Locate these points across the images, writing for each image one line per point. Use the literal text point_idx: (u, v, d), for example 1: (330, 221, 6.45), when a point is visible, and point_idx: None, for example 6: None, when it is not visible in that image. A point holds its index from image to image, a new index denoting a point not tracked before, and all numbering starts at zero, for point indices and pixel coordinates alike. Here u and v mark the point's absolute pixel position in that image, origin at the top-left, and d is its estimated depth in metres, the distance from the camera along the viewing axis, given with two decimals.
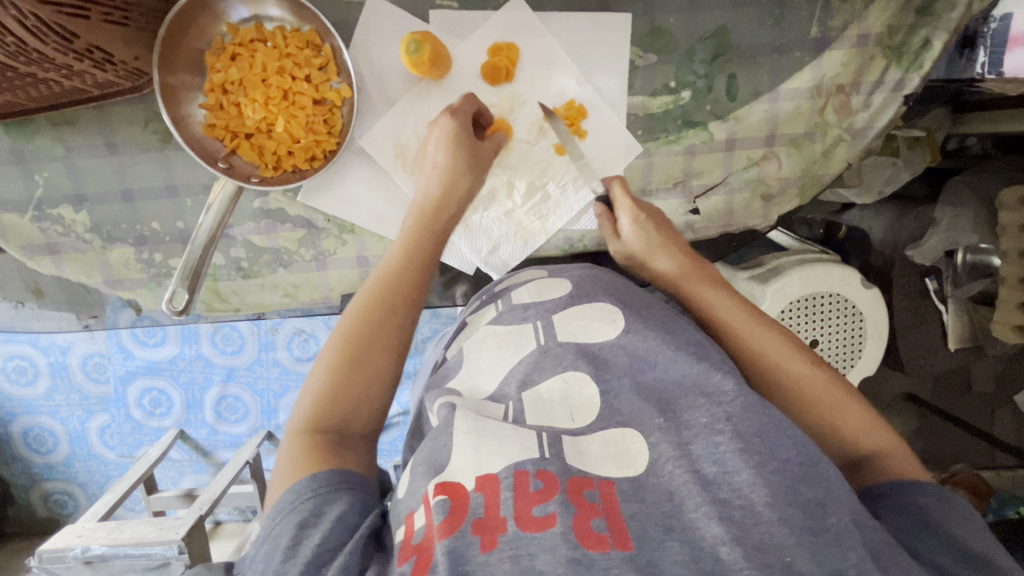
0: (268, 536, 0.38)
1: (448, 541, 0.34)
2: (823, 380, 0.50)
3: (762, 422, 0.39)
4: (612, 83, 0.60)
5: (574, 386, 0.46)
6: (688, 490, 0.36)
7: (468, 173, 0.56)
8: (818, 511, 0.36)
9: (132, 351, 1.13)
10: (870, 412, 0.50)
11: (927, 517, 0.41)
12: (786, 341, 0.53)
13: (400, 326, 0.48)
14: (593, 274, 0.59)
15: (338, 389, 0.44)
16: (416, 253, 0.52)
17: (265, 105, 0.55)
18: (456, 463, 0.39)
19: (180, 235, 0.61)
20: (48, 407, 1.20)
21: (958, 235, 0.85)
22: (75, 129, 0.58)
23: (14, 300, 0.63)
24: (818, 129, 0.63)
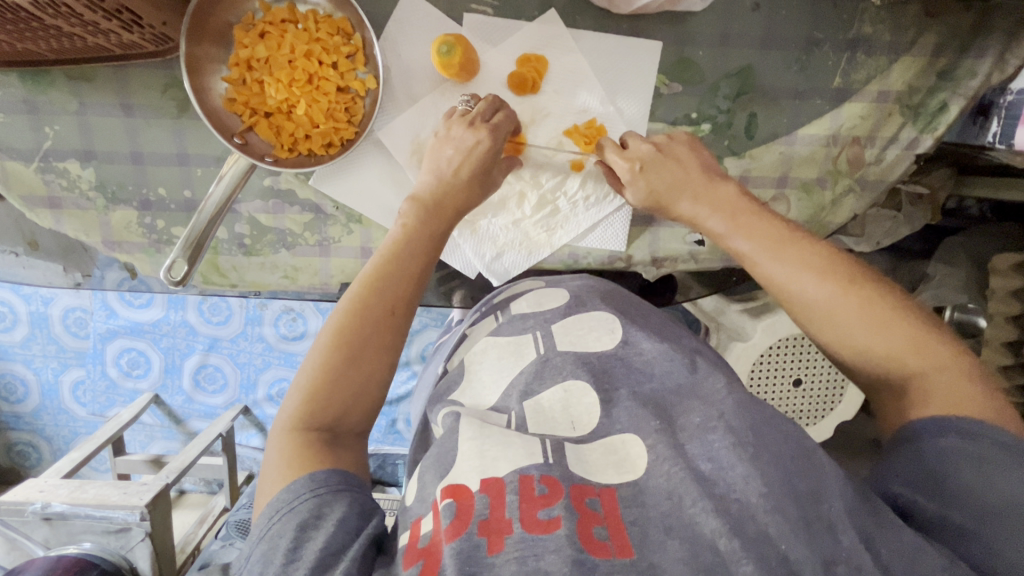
0: (265, 535, 0.37)
1: (455, 543, 0.34)
2: (856, 305, 0.46)
3: (754, 419, 0.40)
4: (634, 107, 0.61)
5: (575, 396, 0.47)
6: (686, 488, 0.37)
7: (478, 181, 0.57)
8: (812, 502, 0.36)
9: (117, 311, 1.12)
10: (919, 328, 0.45)
11: (944, 465, 0.39)
12: (819, 265, 0.48)
13: (396, 327, 0.47)
14: (591, 283, 0.59)
15: (329, 387, 0.43)
16: (419, 244, 0.52)
17: (288, 87, 0.55)
18: (460, 466, 0.40)
19: (186, 204, 0.61)
20: (23, 356, 1.18)
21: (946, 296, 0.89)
22: (92, 85, 0.57)
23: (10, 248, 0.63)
24: (830, 177, 0.64)
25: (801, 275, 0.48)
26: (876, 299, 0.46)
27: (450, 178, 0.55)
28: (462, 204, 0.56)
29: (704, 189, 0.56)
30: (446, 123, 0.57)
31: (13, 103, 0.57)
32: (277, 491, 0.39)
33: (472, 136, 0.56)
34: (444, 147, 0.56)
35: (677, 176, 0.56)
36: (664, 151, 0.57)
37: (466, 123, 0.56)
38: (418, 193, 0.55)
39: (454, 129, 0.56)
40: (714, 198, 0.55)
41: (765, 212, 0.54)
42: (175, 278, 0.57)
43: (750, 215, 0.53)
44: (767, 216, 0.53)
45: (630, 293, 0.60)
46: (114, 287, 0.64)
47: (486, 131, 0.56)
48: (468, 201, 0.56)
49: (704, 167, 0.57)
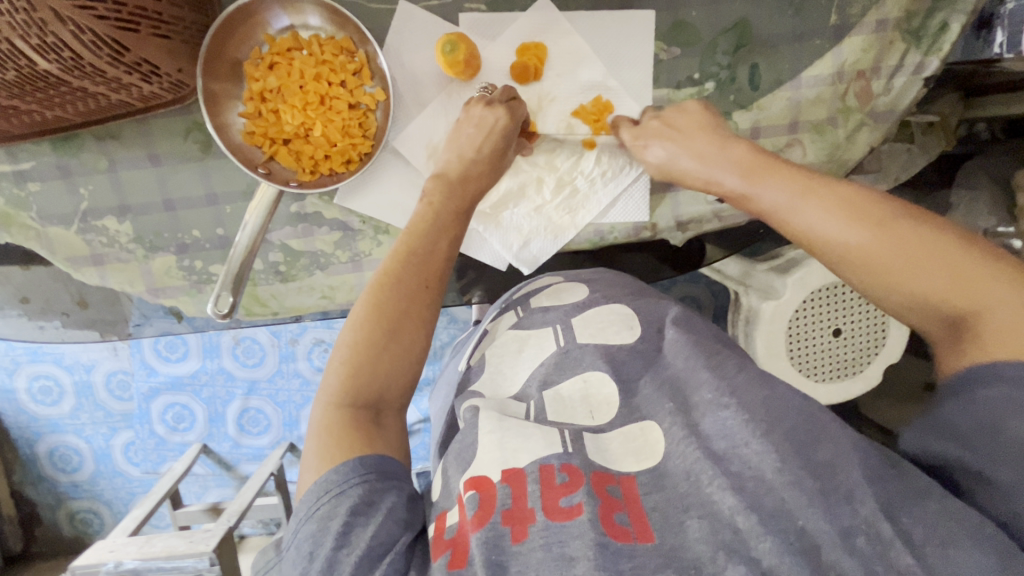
0: (312, 515, 0.39)
1: (482, 533, 0.37)
2: (878, 244, 0.45)
3: (765, 394, 0.43)
4: (637, 77, 0.61)
5: (594, 385, 0.49)
6: (702, 466, 0.40)
7: (488, 167, 0.59)
8: (828, 473, 0.38)
9: (156, 367, 1.15)
10: (969, 257, 0.43)
11: (991, 419, 0.38)
12: (835, 210, 0.48)
13: (432, 297, 0.51)
14: (606, 277, 0.62)
15: (370, 364, 0.45)
16: (442, 221, 0.55)
17: (303, 111, 0.57)
18: (483, 457, 0.43)
19: (220, 241, 0.63)
20: (74, 424, 1.22)
21: None
22: (119, 142, 0.60)
23: (37, 321, 0.66)
24: (840, 115, 0.63)
25: (828, 225, 0.48)
26: (921, 231, 0.45)
27: (472, 155, 0.58)
28: (480, 185, 0.59)
29: (717, 159, 0.57)
30: (466, 108, 0.60)
31: (48, 170, 0.60)
32: (322, 473, 0.41)
33: (491, 114, 0.58)
34: (466, 126, 0.59)
35: (695, 160, 0.58)
36: (666, 124, 0.60)
37: (483, 103, 0.59)
38: (442, 171, 0.58)
39: (472, 111, 0.59)
40: (732, 169, 0.56)
41: (785, 165, 0.53)
42: (222, 311, 0.58)
43: (770, 176, 0.53)
44: (789, 169, 0.53)
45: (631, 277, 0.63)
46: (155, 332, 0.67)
47: (503, 108, 0.58)
48: (485, 179, 0.59)
49: (717, 136, 0.57)
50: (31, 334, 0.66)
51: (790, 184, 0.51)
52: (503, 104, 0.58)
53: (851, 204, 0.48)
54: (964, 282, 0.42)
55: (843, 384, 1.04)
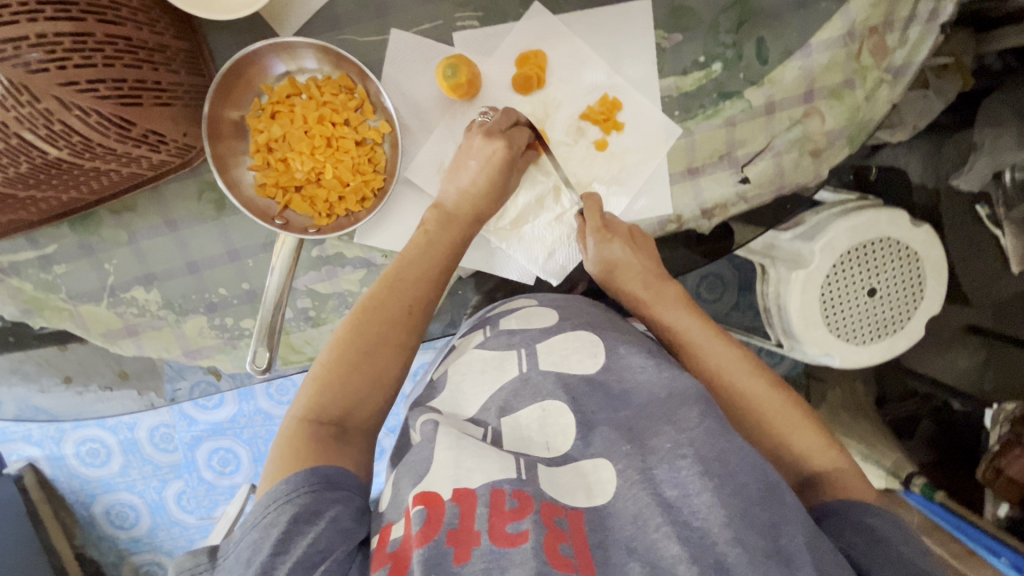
0: (259, 522, 0.44)
1: (424, 549, 0.39)
2: (778, 401, 0.59)
3: (721, 447, 0.45)
4: (641, 70, 0.60)
5: (552, 415, 0.51)
6: (650, 512, 0.42)
7: (489, 198, 0.60)
8: (771, 533, 0.41)
9: (195, 417, 1.17)
10: (822, 436, 0.57)
11: (878, 535, 0.46)
12: (746, 363, 0.61)
13: (412, 324, 0.56)
14: (574, 303, 0.64)
15: (339, 385, 0.52)
16: (437, 251, 0.59)
17: (312, 156, 0.57)
18: (437, 472, 0.44)
19: (247, 295, 0.62)
20: (125, 483, 1.24)
21: (1003, 153, 0.95)
22: (136, 213, 0.60)
23: (76, 387, 0.66)
24: (857, 76, 0.61)
25: (742, 372, 0.60)
26: (797, 404, 0.59)
27: (471, 189, 0.59)
28: (480, 211, 0.60)
29: (660, 284, 0.65)
30: (467, 136, 0.59)
31: (71, 250, 0.60)
32: (280, 478, 0.46)
33: (490, 147, 0.58)
34: (466, 159, 0.59)
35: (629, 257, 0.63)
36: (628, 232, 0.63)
37: (481, 133, 0.58)
38: (441, 201, 0.60)
39: (472, 142, 0.58)
40: (665, 299, 0.65)
41: (703, 311, 0.66)
42: (260, 366, 0.58)
43: (686, 310, 0.65)
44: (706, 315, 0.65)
45: (579, 299, 0.66)
46: (188, 392, 0.67)
47: (501, 138, 0.58)
48: (488, 207, 0.61)
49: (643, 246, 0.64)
50: (71, 403, 0.66)
51: (706, 327, 0.64)
52: (501, 132, 0.58)
53: (754, 363, 0.61)
54: (821, 451, 0.56)
55: (883, 344, 1.03)
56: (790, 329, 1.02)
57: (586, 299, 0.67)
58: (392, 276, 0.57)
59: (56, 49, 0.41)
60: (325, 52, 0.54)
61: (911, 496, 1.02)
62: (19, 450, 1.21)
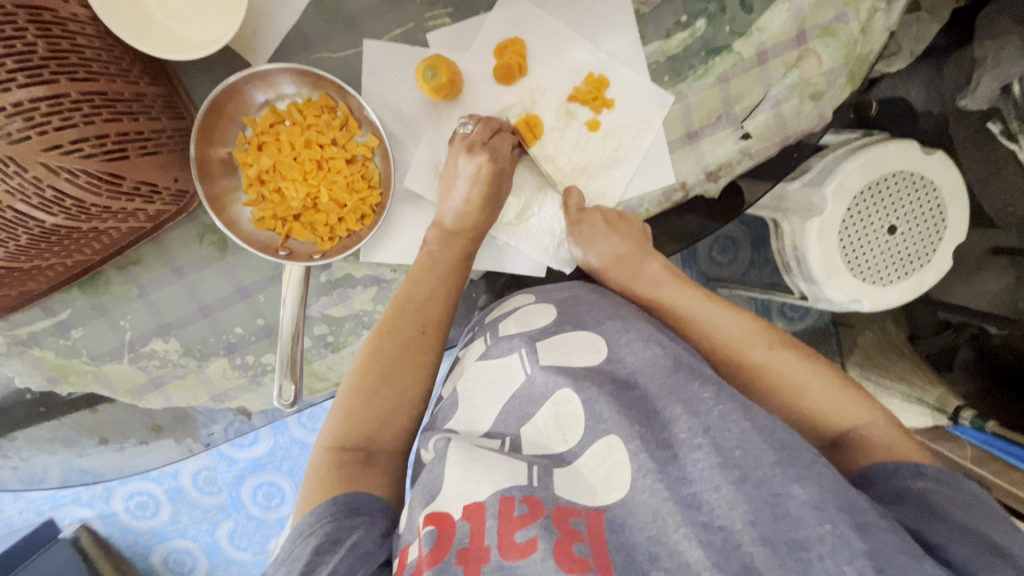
0: (286, 556, 0.43)
1: (433, 572, 0.40)
2: (781, 362, 0.56)
3: (739, 429, 0.44)
4: (624, 41, 0.58)
5: (563, 406, 0.49)
6: (668, 509, 0.42)
7: (481, 209, 0.59)
8: (806, 518, 0.39)
9: (234, 456, 1.20)
10: (837, 385, 0.54)
11: (933, 506, 0.43)
12: (739, 330, 0.58)
13: (428, 342, 0.56)
14: (576, 295, 0.61)
15: (359, 410, 0.52)
16: (444, 268, 0.58)
17: (304, 181, 0.56)
18: (447, 491, 0.44)
19: (264, 330, 0.62)
20: (178, 530, 1.25)
21: (1008, 66, 0.91)
22: (142, 266, 0.59)
23: (116, 445, 0.66)
24: (849, 9, 0.59)
25: (738, 336, 0.58)
26: (799, 352, 0.56)
27: (461, 205, 0.59)
28: (481, 224, 0.60)
29: (638, 258, 0.62)
30: (453, 154, 0.59)
31: (85, 313, 0.60)
32: (311, 507, 0.46)
33: (474, 162, 0.58)
34: (454, 177, 0.59)
35: (613, 242, 0.61)
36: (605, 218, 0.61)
37: (461, 150, 0.58)
38: (437, 218, 0.60)
39: (457, 159, 0.58)
40: (647, 277, 0.63)
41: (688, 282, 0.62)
42: (288, 399, 0.58)
43: (672, 286, 0.62)
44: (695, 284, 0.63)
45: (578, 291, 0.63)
46: (225, 432, 0.67)
47: (484, 153, 0.58)
48: (485, 217, 0.60)
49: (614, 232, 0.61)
50: (111, 459, 0.66)
51: (696, 297, 0.61)
52: (484, 144, 0.58)
53: (748, 322, 0.59)
54: (844, 406, 0.53)
55: (911, 280, 1.00)
56: (812, 280, 1.00)
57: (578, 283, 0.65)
58: (404, 295, 0.57)
59: (34, 115, 0.40)
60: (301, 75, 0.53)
61: (964, 432, 0.99)
62: (72, 513, 1.24)
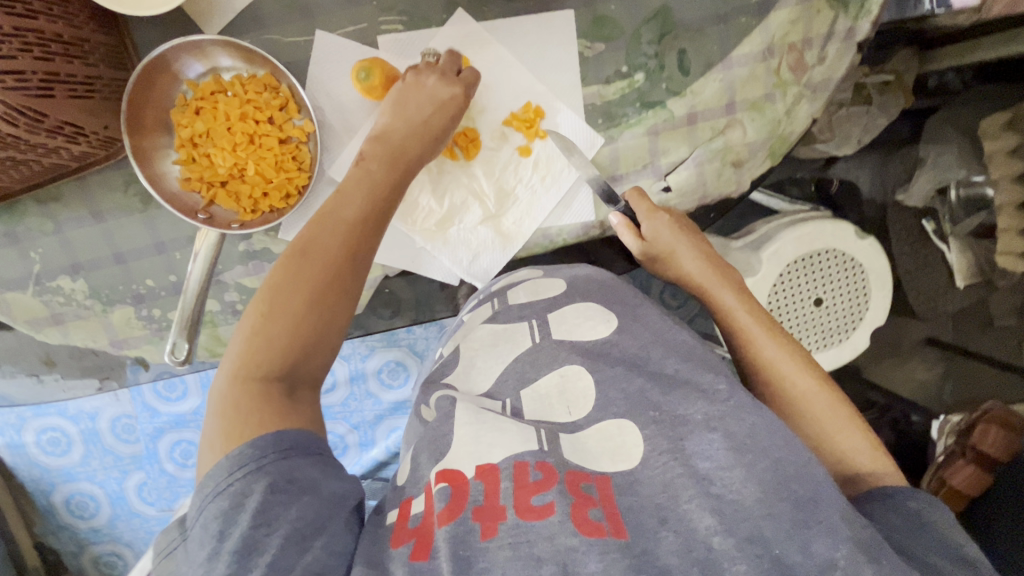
0: (224, 491, 0.40)
1: (448, 527, 0.42)
2: (825, 398, 0.59)
3: (753, 422, 0.47)
4: (563, 79, 0.61)
5: (571, 379, 0.54)
6: (682, 484, 0.44)
7: (436, 139, 0.59)
8: (812, 506, 0.43)
9: (157, 408, 1.09)
10: (868, 436, 0.57)
11: (922, 520, 0.48)
12: (797, 356, 0.61)
13: (353, 268, 0.51)
14: (587, 273, 0.63)
15: (278, 336, 0.47)
16: (374, 189, 0.55)
17: (234, 152, 0.58)
18: (455, 451, 0.47)
19: (174, 287, 0.63)
20: (84, 473, 1.15)
21: (946, 171, 0.98)
22: (61, 203, 0.61)
23: (32, 375, 0.67)
24: (777, 90, 0.63)
25: (791, 364, 0.60)
26: (844, 403, 0.59)
27: (421, 128, 0.58)
28: (426, 150, 0.59)
29: (721, 275, 0.67)
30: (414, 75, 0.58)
31: None
32: (232, 449, 0.42)
33: (447, 90, 0.58)
34: (415, 100, 0.58)
35: (687, 248, 0.66)
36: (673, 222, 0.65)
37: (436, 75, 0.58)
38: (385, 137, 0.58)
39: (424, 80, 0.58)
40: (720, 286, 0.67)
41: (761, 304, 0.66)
42: (180, 357, 0.59)
43: (737, 300, 0.65)
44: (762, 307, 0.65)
45: (602, 275, 0.63)
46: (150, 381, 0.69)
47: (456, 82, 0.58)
48: (435, 143, 0.59)
49: (694, 244, 0.67)
50: (31, 390, 0.68)
51: (760, 319, 0.64)
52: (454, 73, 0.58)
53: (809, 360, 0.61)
54: (872, 455, 0.56)
55: (828, 352, 1.05)
56: None
57: (610, 274, 0.65)
58: (326, 214, 0.52)
59: None
60: (232, 48, 0.55)
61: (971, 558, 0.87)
62: None
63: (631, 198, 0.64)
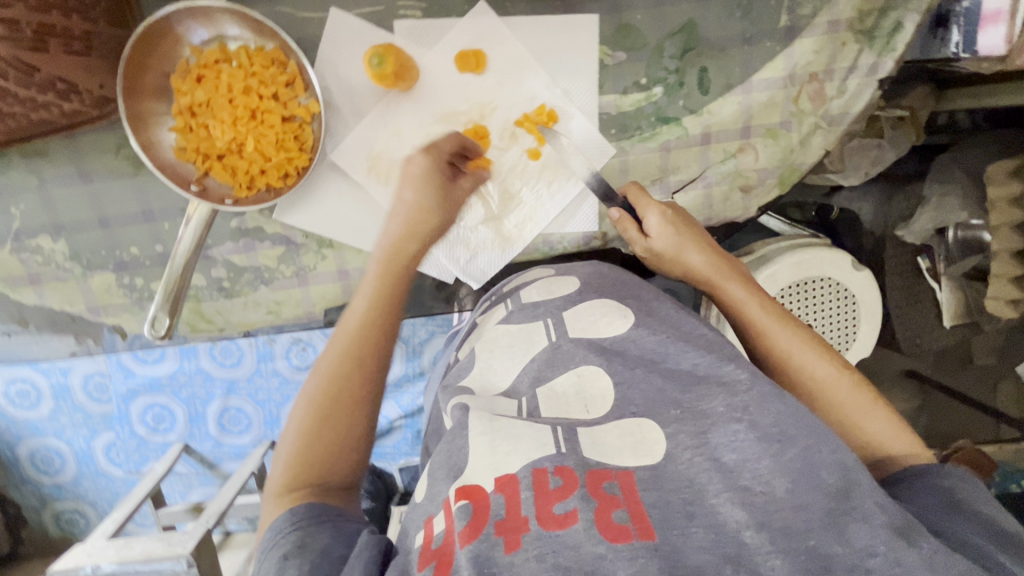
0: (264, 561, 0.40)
1: (471, 546, 0.33)
2: (847, 386, 0.50)
3: (776, 411, 0.40)
4: (580, 85, 0.60)
5: (588, 380, 0.46)
6: (708, 478, 0.37)
7: (436, 208, 0.54)
8: (841, 494, 0.35)
9: (131, 369, 0.97)
10: (897, 421, 0.49)
11: (956, 497, 0.41)
12: (814, 344, 0.53)
13: (366, 375, 0.47)
14: (600, 271, 0.58)
15: (305, 450, 0.45)
16: (386, 284, 0.51)
17: (233, 125, 0.55)
18: (474, 465, 0.38)
19: (159, 258, 0.61)
20: (55, 428, 1.02)
21: (948, 213, 0.92)
22: (47, 159, 0.58)
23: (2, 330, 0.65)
24: (794, 118, 0.62)
25: (808, 353, 0.52)
26: (868, 387, 0.51)
27: (411, 204, 0.53)
28: (436, 225, 0.54)
29: (729, 268, 0.58)
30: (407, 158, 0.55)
31: None
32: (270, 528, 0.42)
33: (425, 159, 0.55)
34: (408, 178, 0.54)
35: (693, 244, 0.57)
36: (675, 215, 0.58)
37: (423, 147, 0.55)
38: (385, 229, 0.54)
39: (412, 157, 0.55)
40: (728, 275, 0.57)
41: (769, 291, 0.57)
42: (160, 332, 0.57)
43: (749, 291, 0.56)
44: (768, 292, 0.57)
45: (628, 274, 0.59)
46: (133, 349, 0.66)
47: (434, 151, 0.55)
48: (443, 218, 0.54)
49: (699, 236, 0.58)
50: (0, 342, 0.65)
51: (770, 308, 0.54)
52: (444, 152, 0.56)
53: (824, 344, 0.53)
54: (903, 443, 0.48)
55: None
56: None
57: (610, 265, 0.60)
58: (345, 328, 0.49)
59: None
60: (243, 17, 0.54)
61: None
62: None
63: (632, 193, 0.59)
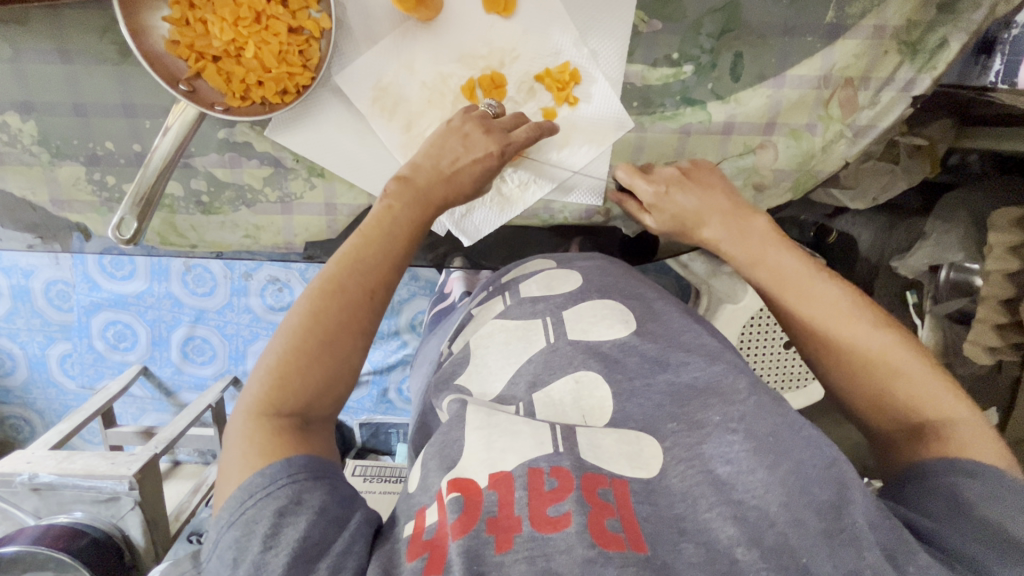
0: (238, 520, 0.36)
1: (463, 541, 0.32)
2: (878, 344, 0.49)
3: (775, 421, 0.38)
4: (609, 49, 0.57)
5: (586, 388, 0.43)
6: (701, 491, 0.36)
7: (470, 184, 0.54)
8: (834, 512, 0.34)
9: (98, 282, 0.93)
10: (939, 375, 0.48)
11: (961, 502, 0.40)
12: (841, 301, 0.52)
13: (372, 310, 0.46)
14: (603, 265, 0.55)
15: (296, 378, 0.42)
16: (400, 233, 0.50)
17: (233, 26, 0.51)
18: (468, 460, 0.37)
19: (136, 158, 0.57)
20: (7, 328, 0.97)
21: (945, 251, 0.87)
22: (25, 29, 0.54)
23: None
24: (820, 122, 0.60)
25: (832, 314, 0.52)
26: (906, 339, 0.49)
27: (449, 173, 0.53)
28: (456, 195, 0.53)
29: (751, 228, 0.56)
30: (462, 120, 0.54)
31: None
32: (244, 478, 0.38)
33: (486, 141, 0.53)
34: (452, 141, 0.53)
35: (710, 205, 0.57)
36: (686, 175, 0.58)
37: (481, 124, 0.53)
38: (406, 175, 0.52)
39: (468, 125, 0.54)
40: (753, 234, 0.56)
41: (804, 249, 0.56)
42: (125, 236, 0.53)
43: (775, 248, 0.55)
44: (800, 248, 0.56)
45: (632, 271, 0.56)
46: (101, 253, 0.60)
47: (497, 136, 0.54)
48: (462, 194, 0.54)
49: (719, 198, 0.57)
50: None
51: (796, 269, 0.54)
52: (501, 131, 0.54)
53: (855, 299, 0.52)
54: (945, 400, 0.46)
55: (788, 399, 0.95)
56: None
57: (615, 261, 0.57)
58: (353, 259, 0.47)
59: None
60: None
61: None
62: None
63: (622, 173, 0.58)
